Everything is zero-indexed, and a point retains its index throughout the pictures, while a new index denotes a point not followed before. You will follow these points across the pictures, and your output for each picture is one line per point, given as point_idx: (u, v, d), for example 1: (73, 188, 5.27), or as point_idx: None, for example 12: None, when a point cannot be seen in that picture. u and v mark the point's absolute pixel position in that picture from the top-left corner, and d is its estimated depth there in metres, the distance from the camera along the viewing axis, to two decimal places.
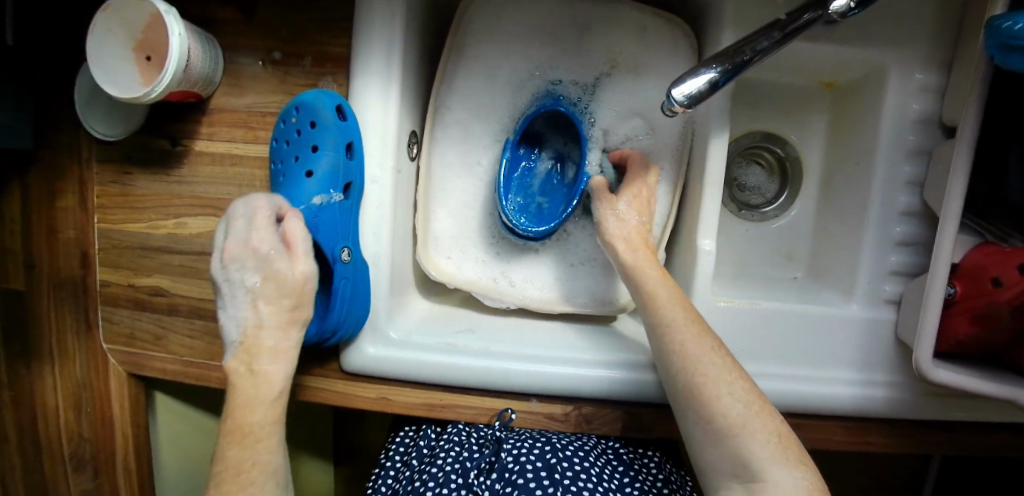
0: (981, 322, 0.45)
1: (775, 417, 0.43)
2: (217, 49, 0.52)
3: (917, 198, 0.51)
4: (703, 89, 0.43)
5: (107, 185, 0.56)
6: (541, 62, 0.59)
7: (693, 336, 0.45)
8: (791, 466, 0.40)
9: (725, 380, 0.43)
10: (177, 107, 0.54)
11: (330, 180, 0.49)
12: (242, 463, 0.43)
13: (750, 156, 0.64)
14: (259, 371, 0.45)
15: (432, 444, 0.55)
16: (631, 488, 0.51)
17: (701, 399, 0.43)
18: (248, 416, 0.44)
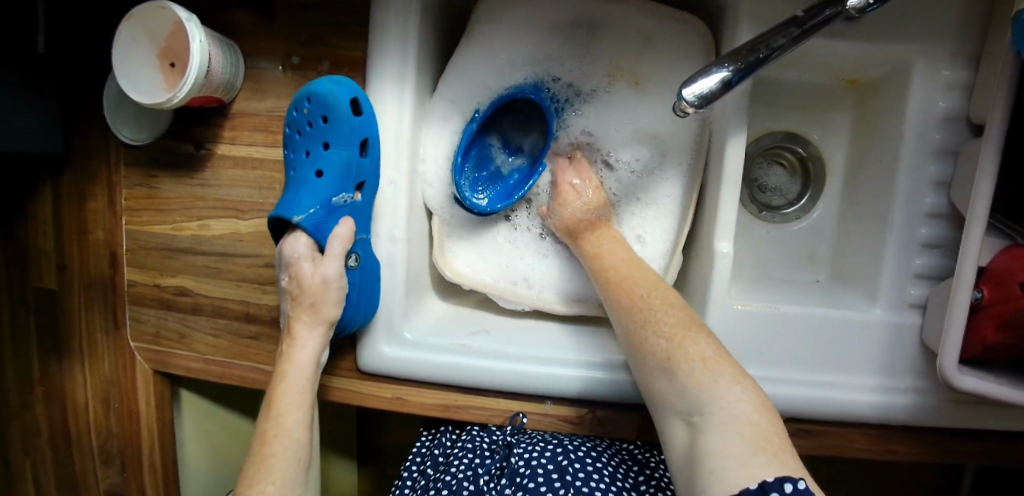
0: (1009, 328, 0.44)
1: (701, 343, 0.41)
2: (238, 54, 0.54)
3: (944, 199, 0.50)
4: (715, 89, 0.42)
5: (135, 188, 0.58)
6: (551, 59, 0.58)
7: (629, 297, 0.46)
8: (726, 384, 0.38)
9: (662, 323, 0.43)
10: (200, 111, 0.55)
11: (343, 179, 0.50)
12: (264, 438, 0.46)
13: (770, 156, 0.63)
14: (287, 381, 0.47)
15: (446, 452, 0.56)
16: (646, 486, 0.50)
17: (643, 351, 0.43)
18: (273, 424, 0.46)
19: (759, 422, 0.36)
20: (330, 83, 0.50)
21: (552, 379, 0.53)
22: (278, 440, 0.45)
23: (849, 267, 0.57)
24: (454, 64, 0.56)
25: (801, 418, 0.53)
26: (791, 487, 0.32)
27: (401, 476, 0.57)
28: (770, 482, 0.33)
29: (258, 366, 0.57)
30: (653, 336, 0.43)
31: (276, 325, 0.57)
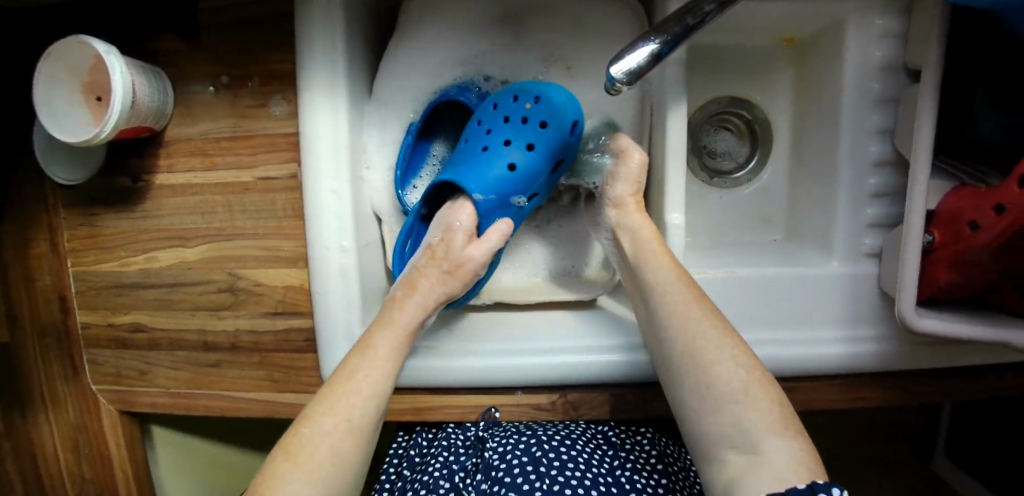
0: (960, 268, 0.44)
1: (771, 387, 0.39)
2: (166, 81, 0.52)
3: (889, 146, 0.49)
4: (643, 64, 0.42)
5: (77, 228, 0.56)
6: (485, 49, 0.57)
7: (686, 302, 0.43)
8: (790, 436, 0.37)
9: (723, 346, 0.41)
10: (132, 143, 0.54)
11: (528, 181, 0.52)
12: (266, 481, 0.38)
13: (716, 122, 0.63)
14: (367, 356, 0.45)
15: (422, 452, 0.56)
16: (623, 470, 0.50)
17: (698, 367, 0.41)
18: (345, 399, 0.42)
19: (807, 456, 0.36)
20: (499, 94, 0.55)
21: (554, 366, 0.54)
22: (347, 421, 0.42)
23: (803, 224, 0.57)
24: (387, 66, 0.56)
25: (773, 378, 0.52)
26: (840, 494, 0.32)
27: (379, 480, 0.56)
28: (819, 484, 0.33)
29: (220, 392, 0.57)
30: (699, 344, 0.41)
31: (237, 351, 0.56)
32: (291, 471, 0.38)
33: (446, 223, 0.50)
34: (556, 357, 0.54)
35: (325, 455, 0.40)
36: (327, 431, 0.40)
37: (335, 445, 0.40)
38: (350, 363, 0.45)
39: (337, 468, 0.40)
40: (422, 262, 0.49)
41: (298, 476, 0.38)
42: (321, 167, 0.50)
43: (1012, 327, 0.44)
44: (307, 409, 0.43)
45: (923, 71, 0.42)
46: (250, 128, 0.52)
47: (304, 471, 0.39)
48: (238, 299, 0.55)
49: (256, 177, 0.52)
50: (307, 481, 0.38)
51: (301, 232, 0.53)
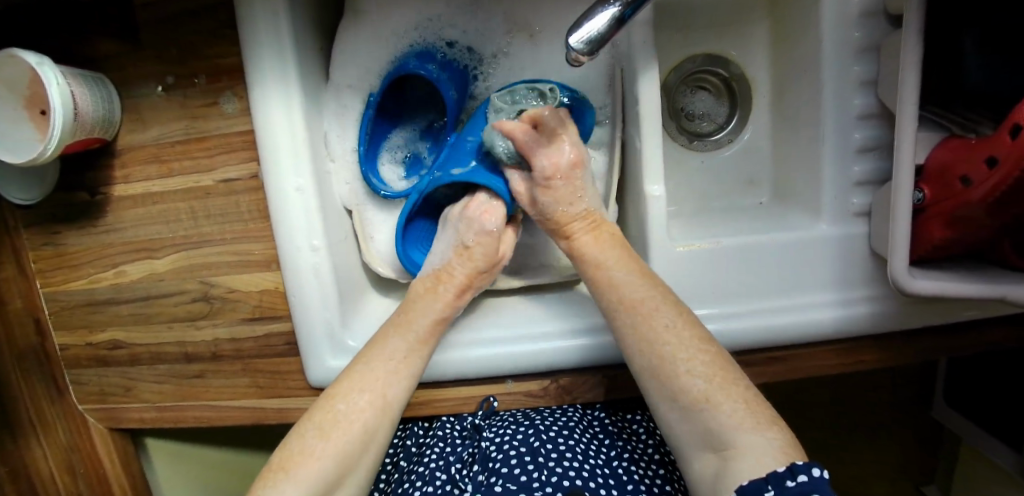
0: (956, 225, 0.42)
1: (740, 384, 0.38)
2: (111, 87, 0.49)
3: (874, 98, 0.47)
4: (606, 29, 0.37)
5: (41, 248, 0.54)
6: (438, 15, 0.54)
7: (645, 317, 0.42)
8: (765, 428, 0.36)
9: (682, 358, 0.39)
10: (84, 155, 0.51)
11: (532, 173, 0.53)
12: (284, 460, 0.40)
13: (693, 82, 0.60)
14: (406, 342, 0.46)
15: (419, 441, 0.56)
16: (620, 462, 0.50)
17: (663, 375, 0.40)
18: (382, 380, 0.44)
19: (784, 444, 0.35)
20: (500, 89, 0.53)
21: (533, 355, 0.52)
22: (383, 402, 0.44)
23: (791, 184, 0.54)
24: (340, 51, 0.53)
25: (766, 346, 0.51)
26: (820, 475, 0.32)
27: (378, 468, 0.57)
28: (798, 465, 0.32)
29: (207, 402, 0.56)
30: (663, 356, 0.40)
31: (219, 360, 0.55)
32: (322, 446, 0.41)
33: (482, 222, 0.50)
34: (538, 344, 0.52)
35: (357, 432, 0.42)
36: (361, 409, 0.43)
37: (370, 423, 0.43)
38: (385, 343, 0.46)
39: (366, 445, 0.43)
40: (457, 261, 0.50)
41: (329, 451, 0.41)
42: (281, 165, 0.48)
43: (1010, 281, 0.42)
44: (337, 381, 0.44)
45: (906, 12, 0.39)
46: (204, 129, 0.49)
47: (336, 445, 0.41)
48: (214, 307, 0.54)
49: (216, 180, 0.50)
50: (338, 456, 0.41)
51: (269, 234, 0.51)
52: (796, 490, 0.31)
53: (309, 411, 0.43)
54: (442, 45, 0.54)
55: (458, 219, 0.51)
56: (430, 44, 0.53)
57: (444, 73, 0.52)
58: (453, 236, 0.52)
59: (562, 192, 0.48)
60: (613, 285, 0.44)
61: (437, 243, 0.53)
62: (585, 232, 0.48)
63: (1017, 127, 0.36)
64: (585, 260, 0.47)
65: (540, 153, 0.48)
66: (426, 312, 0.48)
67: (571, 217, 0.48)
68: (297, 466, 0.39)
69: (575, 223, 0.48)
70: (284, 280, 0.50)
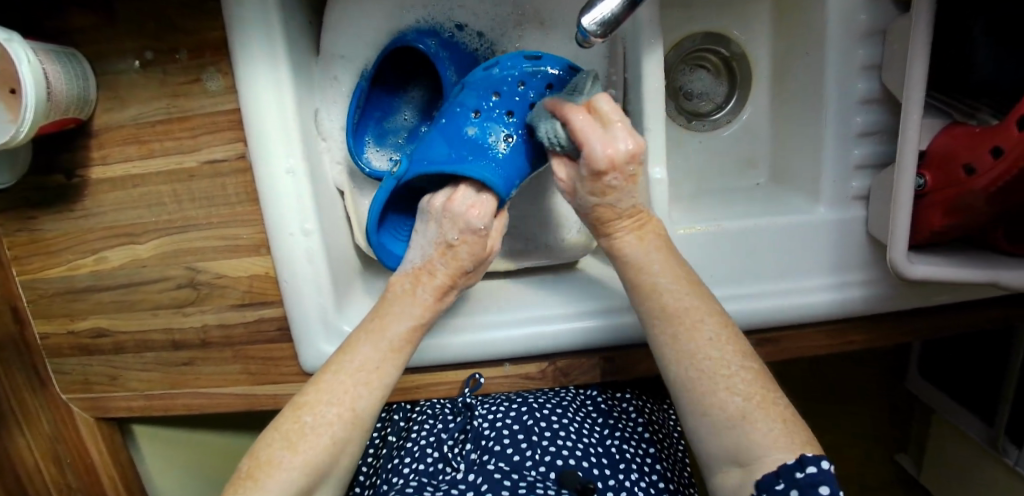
0: (956, 213, 0.42)
1: (780, 403, 0.38)
2: (85, 64, 0.46)
3: (876, 81, 0.46)
4: (618, 11, 0.35)
5: (15, 234, 0.52)
6: None
7: (687, 329, 0.41)
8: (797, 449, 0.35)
9: (721, 375, 0.39)
10: (58, 135, 0.48)
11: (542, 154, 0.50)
12: (250, 471, 0.39)
13: (692, 61, 0.59)
14: (377, 350, 0.44)
15: (407, 416, 0.56)
16: (613, 439, 0.51)
17: (694, 385, 0.39)
18: (351, 389, 0.42)
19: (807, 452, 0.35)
20: (512, 58, 0.50)
21: (517, 338, 0.52)
22: (353, 413, 0.41)
23: (788, 167, 0.54)
24: (331, 21, 0.50)
25: (762, 329, 0.51)
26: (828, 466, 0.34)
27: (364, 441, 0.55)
28: (808, 457, 0.34)
29: (197, 389, 0.55)
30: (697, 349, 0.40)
31: (208, 347, 0.54)
32: (289, 458, 0.39)
33: (467, 218, 0.46)
34: (522, 329, 0.52)
35: (324, 443, 0.40)
36: (330, 420, 0.41)
37: (338, 434, 0.41)
38: (355, 351, 0.43)
39: (335, 455, 0.41)
40: (439, 260, 0.47)
41: (297, 463, 0.39)
42: (272, 147, 0.46)
43: (1004, 267, 0.43)
44: (304, 391, 0.42)
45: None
46: (187, 108, 0.47)
47: (303, 458, 0.39)
48: (202, 293, 0.52)
49: (201, 161, 0.48)
50: (306, 468, 0.39)
51: (258, 218, 0.49)
52: (807, 482, 0.33)
53: (275, 420, 0.41)
54: (449, 27, 0.52)
55: (440, 211, 0.47)
56: (434, 21, 0.52)
57: (442, 50, 0.50)
58: (434, 231, 0.47)
59: (597, 189, 0.43)
60: (655, 291, 0.43)
61: (415, 235, 0.49)
62: (629, 230, 0.45)
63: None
64: (626, 262, 0.45)
65: (594, 146, 0.40)
66: (399, 317, 0.45)
67: (615, 215, 0.44)
68: (263, 479, 0.38)
69: (618, 219, 0.45)
70: (275, 263, 0.49)
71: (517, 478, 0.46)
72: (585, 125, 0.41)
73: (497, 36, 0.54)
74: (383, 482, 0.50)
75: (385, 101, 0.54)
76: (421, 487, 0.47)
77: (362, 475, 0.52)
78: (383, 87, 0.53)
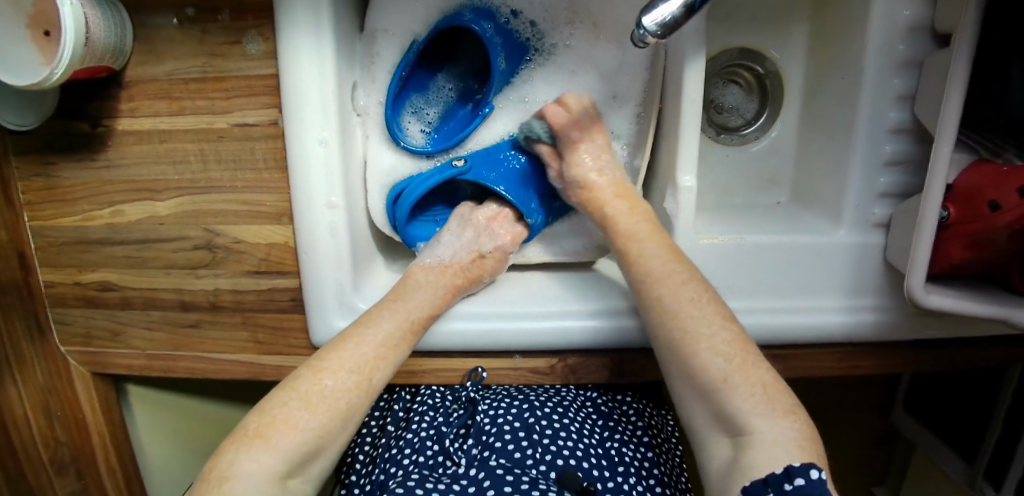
0: (976, 247, 0.43)
1: (760, 366, 0.38)
2: (124, 13, 0.46)
3: (908, 113, 0.47)
4: (678, 13, 0.35)
5: (31, 179, 0.51)
6: None
7: (670, 290, 0.42)
8: (778, 416, 0.36)
9: (704, 334, 0.39)
10: (87, 83, 0.48)
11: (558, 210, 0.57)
12: (261, 428, 0.37)
13: (726, 74, 0.60)
14: (399, 328, 0.45)
15: (407, 406, 0.56)
16: (612, 442, 0.51)
17: (678, 353, 0.40)
18: (372, 361, 0.43)
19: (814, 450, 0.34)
20: None
21: (487, 333, 0.52)
22: (371, 384, 0.42)
23: (811, 188, 0.55)
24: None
25: (771, 345, 0.52)
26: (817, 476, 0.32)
27: (363, 431, 0.56)
28: (796, 467, 0.32)
29: (201, 353, 0.55)
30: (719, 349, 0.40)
31: (218, 311, 0.53)
32: (306, 418, 0.38)
33: (501, 231, 0.53)
34: (494, 324, 0.52)
35: (340, 409, 0.40)
36: (349, 388, 0.41)
37: (355, 404, 0.41)
38: (377, 324, 0.45)
39: (346, 423, 0.41)
40: (467, 261, 0.52)
41: (313, 425, 0.39)
42: (306, 114, 0.45)
43: (1017, 306, 0.44)
44: (326, 356, 0.42)
45: (958, 35, 0.40)
46: (223, 69, 0.46)
47: (318, 421, 0.39)
48: (217, 257, 0.51)
49: (232, 123, 0.48)
50: (318, 431, 0.39)
51: (283, 186, 0.49)
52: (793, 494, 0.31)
53: (288, 380, 0.41)
54: (505, 12, 0.52)
55: (483, 219, 0.54)
56: (490, 5, 0.51)
57: (497, 36, 0.50)
58: (470, 237, 0.53)
59: (583, 167, 0.49)
60: (642, 257, 0.44)
61: (447, 234, 0.54)
62: (619, 200, 0.48)
63: None
64: (617, 230, 0.47)
65: (574, 131, 0.50)
66: (422, 304, 0.48)
67: (603, 192, 0.49)
68: (278, 436, 0.37)
69: (604, 190, 0.49)
70: (296, 232, 0.49)
71: (521, 474, 0.46)
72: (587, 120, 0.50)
73: (548, 28, 0.53)
74: (380, 472, 0.49)
75: (428, 73, 0.54)
76: (423, 478, 0.46)
77: (360, 463, 0.54)
78: (427, 58, 0.53)
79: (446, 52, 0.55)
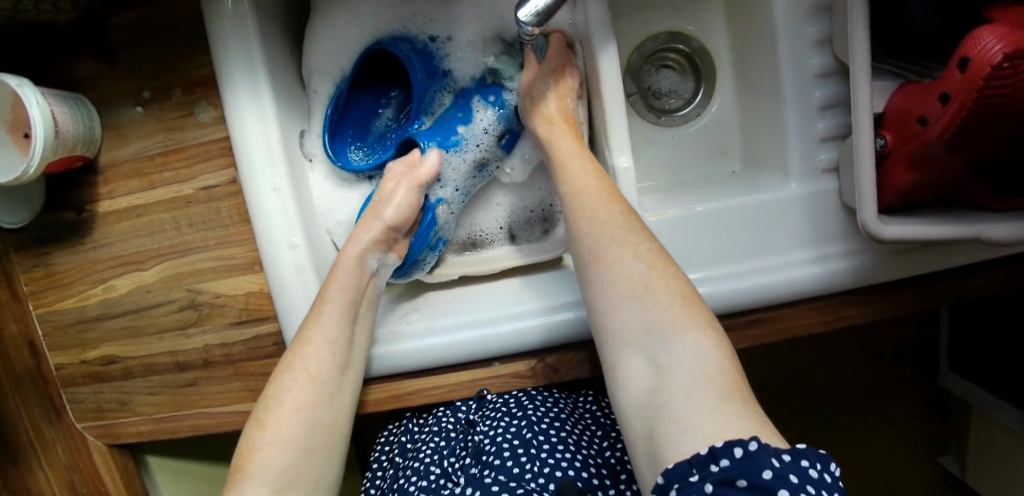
0: (919, 168, 0.43)
1: (657, 270, 0.39)
2: (90, 106, 0.51)
3: (830, 56, 0.48)
4: (550, 3, 0.38)
5: (31, 271, 0.55)
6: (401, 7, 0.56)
7: (596, 207, 0.43)
8: (698, 328, 0.36)
9: (630, 243, 0.41)
10: (70, 175, 0.53)
11: (451, 139, 0.56)
12: (236, 459, 0.41)
13: (656, 61, 0.61)
14: (334, 304, 0.47)
15: (414, 437, 0.56)
16: (612, 451, 0.50)
17: (602, 262, 0.41)
18: (302, 352, 0.45)
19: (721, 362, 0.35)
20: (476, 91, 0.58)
21: (458, 342, 0.53)
22: (308, 372, 0.44)
23: (760, 150, 0.56)
24: (314, 40, 0.55)
25: (746, 310, 0.52)
26: (745, 450, 0.28)
27: (372, 468, 0.57)
28: (719, 447, 0.28)
29: (202, 410, 0.57)
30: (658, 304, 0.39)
31: (210, 367, 0.56)
32: (262, 436, 0.41)
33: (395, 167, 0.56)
34: (464, 334, 0.53)
35: (292, 415, 0.42)
36: (290, 388, 0.43)
37: (306, 404, 0.43)
38: (313, 320, 0.46)
39: (310, 426, 0.43)
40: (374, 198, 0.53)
41: (270, 437, 0.41)
42: (257, 165, 0.49)
43: (981, 221, 0.43)
44: (278, 375, 0.44)
45: None
46: (182, 140, 0.51)
47: (275, 431, 0.41)
48: (202, 314, 0.54)
49: (196, 188, 0.52)
50: (281, 441, 0.41)
51: (250, 236, 0.52)
52: (718, 477, 0.27)
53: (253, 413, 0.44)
54: (423, 38, 0.57)
55: None
56: (410, 33, 0.57)
57: (414, 54, 0.55)
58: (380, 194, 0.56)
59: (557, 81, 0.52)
60: (571, 177, 0.46)
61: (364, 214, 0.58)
62: (562, 130, 0.50)
63: (964, 60, 0.36)
64: (557, 150, 0.48)
65: (556, 55, 0.51)
66: (362, 269, 0.50)
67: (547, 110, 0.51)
68: (248, 464, 0.40)
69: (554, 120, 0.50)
70: (267, 275, 0.51)
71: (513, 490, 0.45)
72: (559, 44, 0.51)
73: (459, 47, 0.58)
74: None
75: (365, 104, 0.59)
76: None
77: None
78: (359, 94, 0.58)
79: (381, 80, 0.60)
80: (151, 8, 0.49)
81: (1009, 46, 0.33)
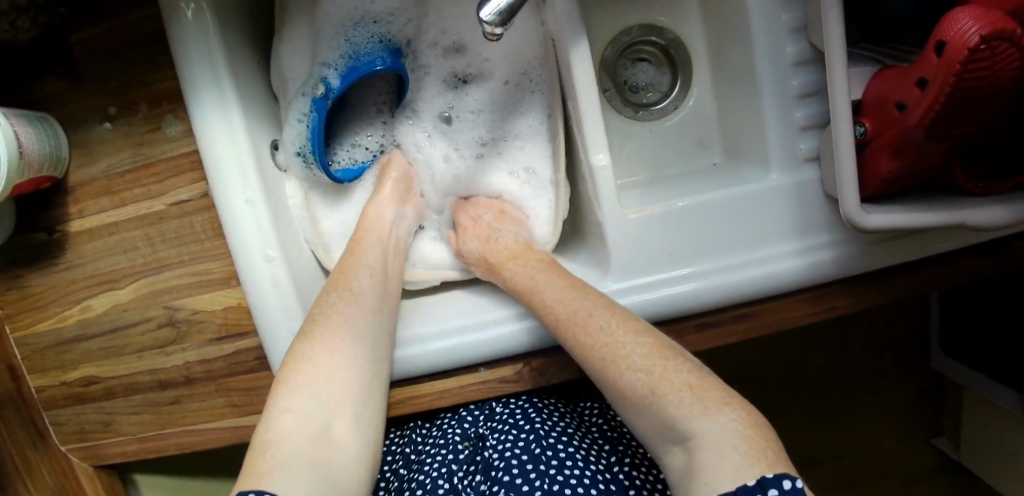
0: (901, 154, 0.42)
1: (682, 369, 0.37)
2: (56, 125, 0.50)
3: (806, 43, 0.47)
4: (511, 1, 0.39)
5: (6, 293, 0.55)
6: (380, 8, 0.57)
7: (581, 327, 0.42)
8: (714, 412, 0.33)
9: (620, 353, 0.39)
10: (40, 196, 0.52)
11: None
12: (285, 365, 0.42)
13: (632, 54, 0.61)
14: (381, 244, 0.53)
15: (417, 449, 0.55)
16: (621, 466, 0.46)
17: (612, 375, 0.39)
18: (350, 272, 0.49)
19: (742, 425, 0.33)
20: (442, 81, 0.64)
21: (440, 350, 0.52)
22: (351, 291, 0.47)
23: (739, 141, 0.55)
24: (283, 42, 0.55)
25: (733, 304, 0.50)
26: (792, 487, 0.28)
27: None
28: (768, 478, 0.29)
29: (186, 428, 0.56)
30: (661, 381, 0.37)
31: (192, 383, 0.55)
32: (308, 345, 0.43)
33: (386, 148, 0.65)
34: (446, 342, 0.52)
35: (341, 325, 0.45)
36: (335, 305, 0.46)
37: (352, 318, 0.45)
38: (362, 251, 0.51)
39: (354, 339, 0.45)
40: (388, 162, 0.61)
41: (315, 345, 0.43)
42: (227, 178, 0.48)
43: (963, 207, 0.42)
44: (323, 294, 0.47)
45: None
46: (151, 155, 0.50)
47: (321, 341, 0.43)
48: (181, 331, 0.54)
49: (168, 203, 0.51)
50: (327, 349, 0.43)
51: (226, 250, 0.51)
52: None
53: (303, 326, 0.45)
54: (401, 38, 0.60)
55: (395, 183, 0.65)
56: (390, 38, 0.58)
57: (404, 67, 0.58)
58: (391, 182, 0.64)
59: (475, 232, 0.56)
60: (547, 306, 0.46)
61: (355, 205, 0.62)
62: (513, 261, 0.52)
63: (940, 45, 0.35)
64: (518, 288, 0.49)
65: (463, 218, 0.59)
66: (384, 213, 0.56)
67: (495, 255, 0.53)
68: (293, 375, 0.41)
69: (499, 253, 0.53)
70: (245, 289, 0.50)
71: None
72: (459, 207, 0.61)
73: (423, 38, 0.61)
74: None
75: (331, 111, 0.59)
76: None
77: None
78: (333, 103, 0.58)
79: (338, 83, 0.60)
80: (113, 24, 0.48)
81: (986, 27, 0.32)
